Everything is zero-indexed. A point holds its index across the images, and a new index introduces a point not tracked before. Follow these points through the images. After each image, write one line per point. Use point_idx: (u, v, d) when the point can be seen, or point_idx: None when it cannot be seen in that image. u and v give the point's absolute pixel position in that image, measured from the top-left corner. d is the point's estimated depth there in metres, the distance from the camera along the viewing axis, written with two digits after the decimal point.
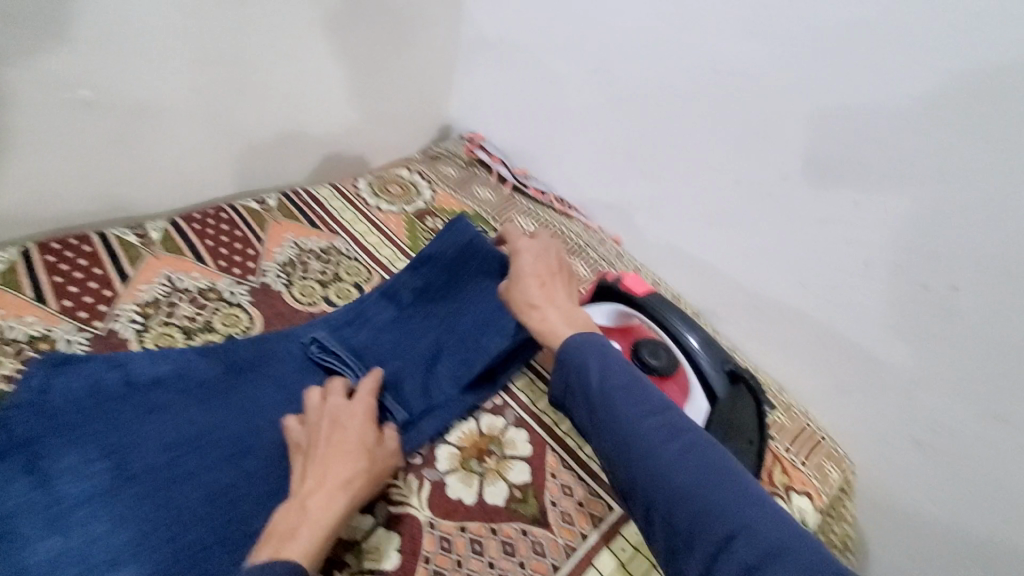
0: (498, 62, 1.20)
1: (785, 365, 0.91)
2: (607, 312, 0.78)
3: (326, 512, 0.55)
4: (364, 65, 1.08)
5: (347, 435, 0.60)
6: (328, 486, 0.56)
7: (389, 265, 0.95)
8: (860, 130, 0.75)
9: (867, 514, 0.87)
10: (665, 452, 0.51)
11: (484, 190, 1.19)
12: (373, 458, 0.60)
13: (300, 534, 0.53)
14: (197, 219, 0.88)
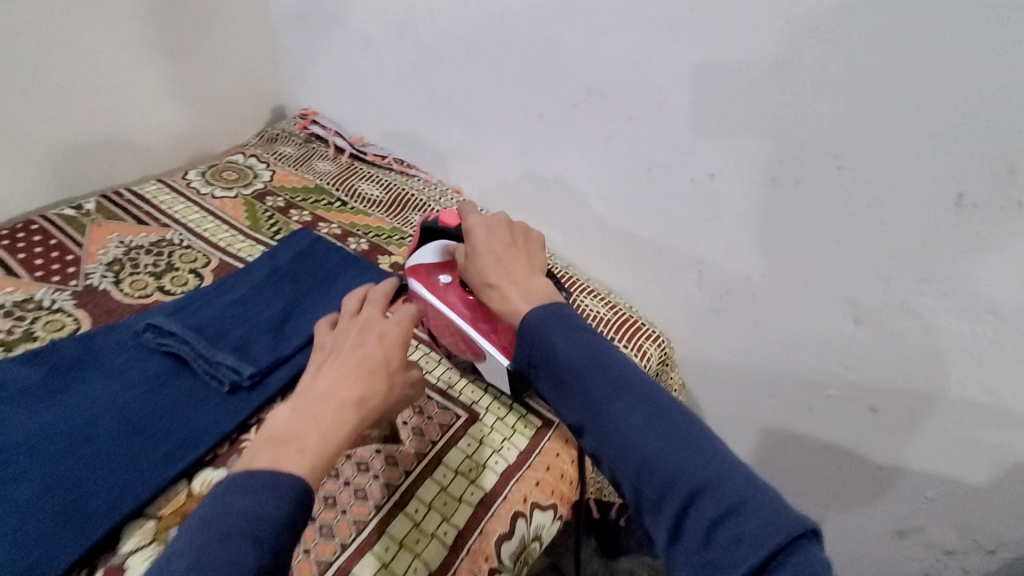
0: (305, 33, 1.23)
1: (611, 272, 1.05)
2: (433, 250, 0.79)
3: (333, 424, 0.52)
4: (155, 52, 1.09)
5: (381, 352, 0.58)
6: (340, 406, 0.53)
7: (227, 248, 0.97)
8: (599, 48, 0.87)
9: (693, 378, 1.05)
10: (641, 417, 0.51)
11: (324, 163, 1.23)
12: (396, 384, 0.58)
13: (303, 445, 0.50)
14: (3, 237, 0.91)
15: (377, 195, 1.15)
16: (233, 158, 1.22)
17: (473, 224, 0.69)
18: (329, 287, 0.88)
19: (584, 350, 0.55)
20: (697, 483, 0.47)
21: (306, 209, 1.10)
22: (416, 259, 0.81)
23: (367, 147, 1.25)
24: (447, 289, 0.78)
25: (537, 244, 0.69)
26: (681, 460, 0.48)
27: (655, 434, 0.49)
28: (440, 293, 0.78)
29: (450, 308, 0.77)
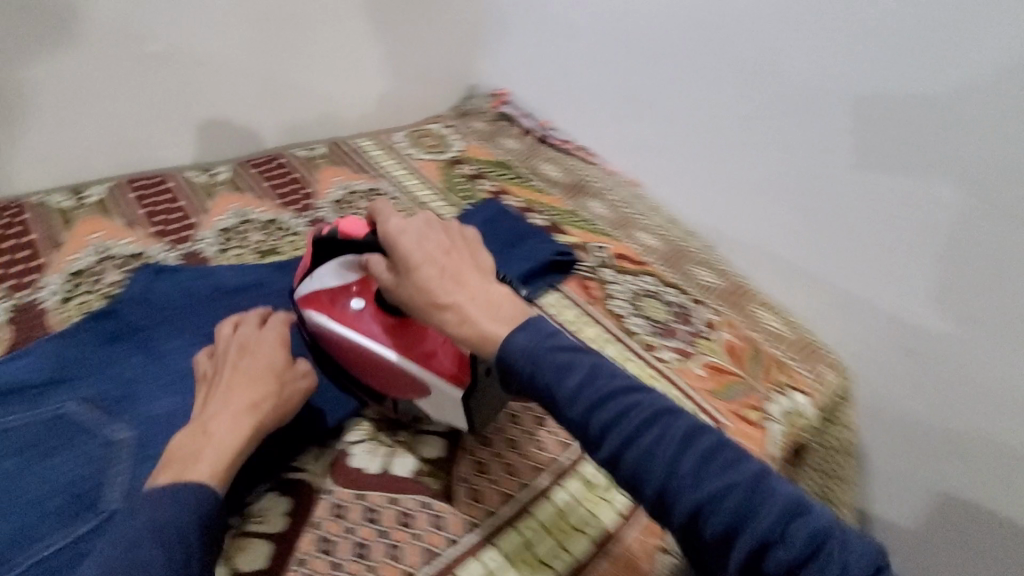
0: (517, 20, 1.32)
1: (791, 293, 0.99)
2: (334, 270, 0.72)
3: (224, 430, 0.58)
4: (390, 23, 1.25)
5: (259, 363, 0.63)
6: (233, 411, 0.59)
7: (426, 204, 1.08)
8: (835, 54, 0.85)
9: (873, 429, 0.94)
10: (653, 444, 0.48)
11: (510, 140, 1.29)
12: (281, 381, 0.63)
13: (198, 459, 0.56)
14: (256, 164, 1.09)
15: (557, 177, 1.18)
16: (431, 126, 1.33)
17: (401, 226, 0.60)
18: (513, 253, 0.94)
19: (586, 376, 0.51)
20: (789, 521, 0.45)
21: (491, 180, 1.16)
22: (313, 285, 0.72)
23: (552, 131, 1.29)
24: (359, 317, 0.69)
25: (478, 241, 0.63)
26: (744, 493, 0.46)
27: (689, 467, 0.47)
28: (347, 317, 0.70)
29: (353, 335, 0.69)
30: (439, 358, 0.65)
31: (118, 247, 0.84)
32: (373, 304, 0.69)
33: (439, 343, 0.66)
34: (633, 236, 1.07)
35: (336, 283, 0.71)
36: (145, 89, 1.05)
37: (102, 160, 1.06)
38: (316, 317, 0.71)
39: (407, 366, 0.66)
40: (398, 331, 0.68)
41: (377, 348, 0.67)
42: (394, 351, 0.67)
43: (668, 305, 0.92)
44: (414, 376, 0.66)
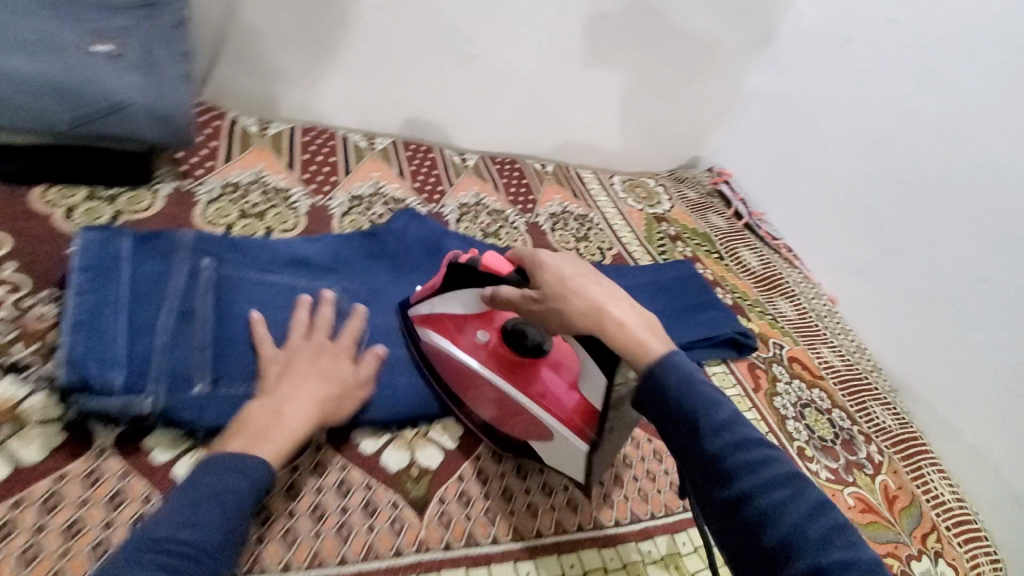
0: (771, 115, 1.38)
1: (964, 459, 1.02)
2: (465, 301, 0.73)
3: (294, 417, 0.58)
4: (659, 85, 1.35)
5: (325, 365, 0.64)
6: (302, 399, 0.59)
7: (626, 244, 1.16)
8: None
9: None
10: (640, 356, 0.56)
11: (719, 218, 1.34)
12: (345, 390, 0.64)
13: (268, 436, 0.56)
14: (496, 162, 1.24)
15: (753, 266, 1.21)
16: (646, 179, 1.40)
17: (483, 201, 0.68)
18: (696, 316, 0.98)
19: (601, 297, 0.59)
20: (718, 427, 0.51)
21: (690, 245, 1.21)
22: (439, 303, 0.73)
23: (762, 223, 1.35)
24: (477, 347, 0.72)
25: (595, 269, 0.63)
26: (714, 416, 0.51)
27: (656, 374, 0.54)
28: (474, 351, 0.71)
29: (478, 366, 0.70)
30: (558, 400, 0.68)
31: (389, 189, 1.05)
32: (499, 344, 0.71)
33: (561, 391, 0.68)
34: (814, 347, 1.06)
35: (456, 308, 0.73)
36: (442, 75, 1.17)
37: (391, 118, 1.20)
38: (435, 340, 0.72)
39: (535, 407, 0.67)
40: (514, 370, 0.70)
41: (500, 385, 0.69)
42: (513, 387, 0.69)
43: (833, 424, 0.92)
44: (543, 421, 0.67)
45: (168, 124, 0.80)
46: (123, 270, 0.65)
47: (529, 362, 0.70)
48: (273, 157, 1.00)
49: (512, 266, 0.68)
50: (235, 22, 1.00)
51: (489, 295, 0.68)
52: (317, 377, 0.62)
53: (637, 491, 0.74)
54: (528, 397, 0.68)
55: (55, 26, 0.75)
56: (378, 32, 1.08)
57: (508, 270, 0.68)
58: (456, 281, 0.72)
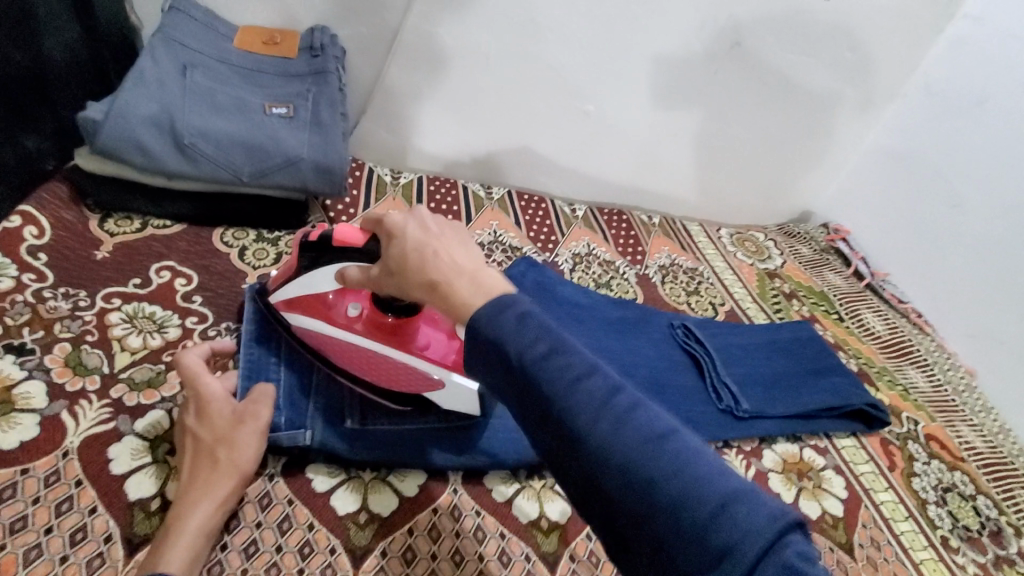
0: (895, 171, 1.31)
1: None
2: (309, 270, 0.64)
3: (178, 517, 0.51)
4: (771, 140, 1.33)
5: (200, 441, 0.56)
6: (185, 488, 0.53)
7: (738, 300, 1.14)
8: None
9: None
10: (591, 412, 0.39)
11: (837, 277, 1.28)
12: (218, 448, 0.55)
13: (156, 549, 0.49)
14: (605, 213, 1.27)
15: (878, 330, 1.14)
16: (755, 233, 1.37)
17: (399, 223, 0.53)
18: (819, 383, 0.93)
19: (528, 322, 0.43)
20: (721, 511, 0.36)
21: (806, 304, 1.17)
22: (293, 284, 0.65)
23: (886, 283, 1.29)
24: (354, 321, 0.65)
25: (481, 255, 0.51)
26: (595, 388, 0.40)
27: (629, 441, 0.38)
28: (346, 324, 0.64)
29: (340, 330, 0.64)
30: (437, 348, 0.63)
31: (506, 237, 1.10)
32: (373, 311, 0.64)
33: (446, 343, 0.65)
34: (951, 424, 0.97)
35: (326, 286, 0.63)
36: (558, 129, 1.23)
37: (507, 170, 1.27)
38: (304, 323, 0.66)
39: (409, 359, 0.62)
40: (391, 333, 0.64)
41: (377, 351, 0.63)
42: (385, 348, 0.63)
43: (980, 514, 0.84)
44: (423, 374, 0.62)
45: (329, 177, 0.89)
46: None
47: (403, 322, 0.64)
48: (404, 204, 1.08)
49: (364, 235, 0.58)
50: (379, 85, 1.10)
51: (350, 271, 0.59)
52: (205, 463, 0.54)
53: None
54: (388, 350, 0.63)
55: (250, 96, 0.89)
56: (501, 90, 1.16)
57: (361, 239, 0.58)
58: (312, 266, 0.63)
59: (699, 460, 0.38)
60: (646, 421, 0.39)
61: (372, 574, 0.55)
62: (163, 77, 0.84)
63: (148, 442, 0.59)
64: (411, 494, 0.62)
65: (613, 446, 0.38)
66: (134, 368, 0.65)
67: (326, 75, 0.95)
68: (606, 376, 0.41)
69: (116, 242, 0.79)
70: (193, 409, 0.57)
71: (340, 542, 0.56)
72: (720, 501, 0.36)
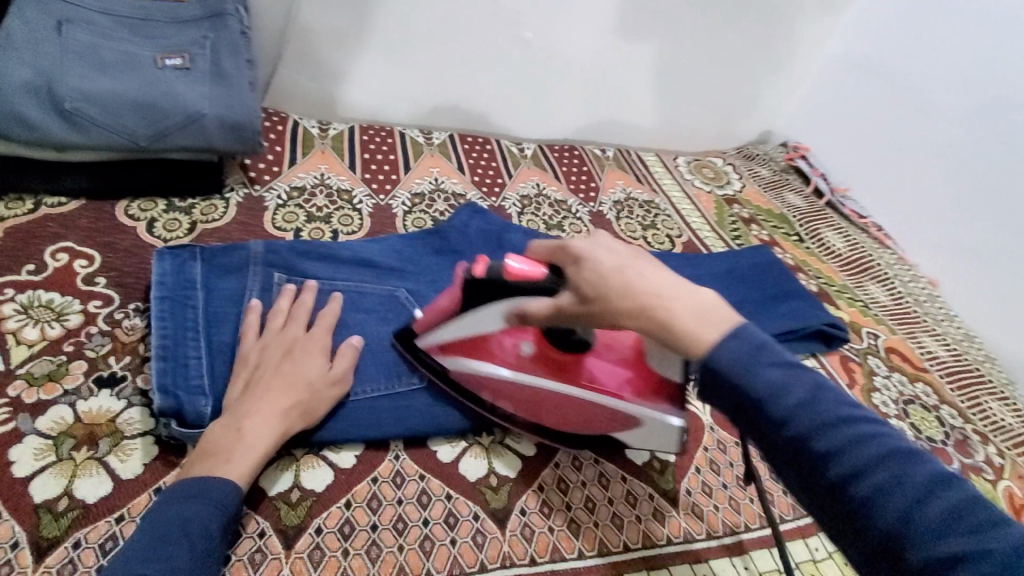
0: (852, 79, 1.25)
1: None
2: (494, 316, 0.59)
3: (258, 435, 0.53)
4: (725, 57, 1.26)
5: (294, 373, 0.57)
6: (264, 410, 0.54)
7: (696, 231, 1.10)
8: None
9: None
10: (870, 465, 0.38)
11: (797, 197, 1.24)
12: (314, 392, 0.57)
13: (224, 459, 0.51)
14: (556, 150, 1.20)
15: (839, 248, 1.11)
16: (713, 159, 1.32)
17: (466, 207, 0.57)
18: (778, 307, 0.91)
19: (753, 356, 0.42)
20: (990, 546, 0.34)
21: (765, 228, 1.13)
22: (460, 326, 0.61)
23: (846, 199, 1.23)
24: (511, 353, 0.61)
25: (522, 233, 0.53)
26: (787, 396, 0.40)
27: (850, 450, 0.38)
28: (519, 364, 0.61)
29: (514, 373, 0.60)
30: (604, 378, 0.60)
31: (449, 184, 1.03)
32: (544, 348, 0.61)
33: (619, 372, 0.61)
34: (914, 336, 0.95)
35: (488, 325, 0.59)
36: (496, 62, 1.14)
37: (446, 113, 1.18)
38: (464, 364, 0.62)
39: (629, 408, 0.58)
40: (561, 369, 0.60)
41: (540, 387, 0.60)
42: (560, 387, 0.59)
43: (944, 424, 0.82)
44: (615, 414, 0.59)
45: (240, 133, 0.81)
46: (198, 293, 0.65)
47: (573, 354, 0.61)
48: (335, 158, 1.00)
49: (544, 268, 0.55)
50: (293, 26, 1.01)
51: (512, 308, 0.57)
52: (297, 395, 0.56)
53: (730, 498, 0.65)
54: (632, 406, 0.58)
55: (140, 47, 0.79)
56: (428, 22, 1.05)
57: (544, 272, 0.54)
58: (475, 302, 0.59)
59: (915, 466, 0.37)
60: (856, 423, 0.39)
61: (307, 553, 0.52)
62: (33, 33, 0.73)
63: (52, 440, 0.54)
64: (348, 466, 0.58)
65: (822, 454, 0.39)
66: (31, 362, 0.59)
67: (225, 17, 0.84)
68: (863, 412, 0.40)
69: (5, 226, 0.72)
70: (304, 347, 0.60)
71: (270, 524, 0.53)
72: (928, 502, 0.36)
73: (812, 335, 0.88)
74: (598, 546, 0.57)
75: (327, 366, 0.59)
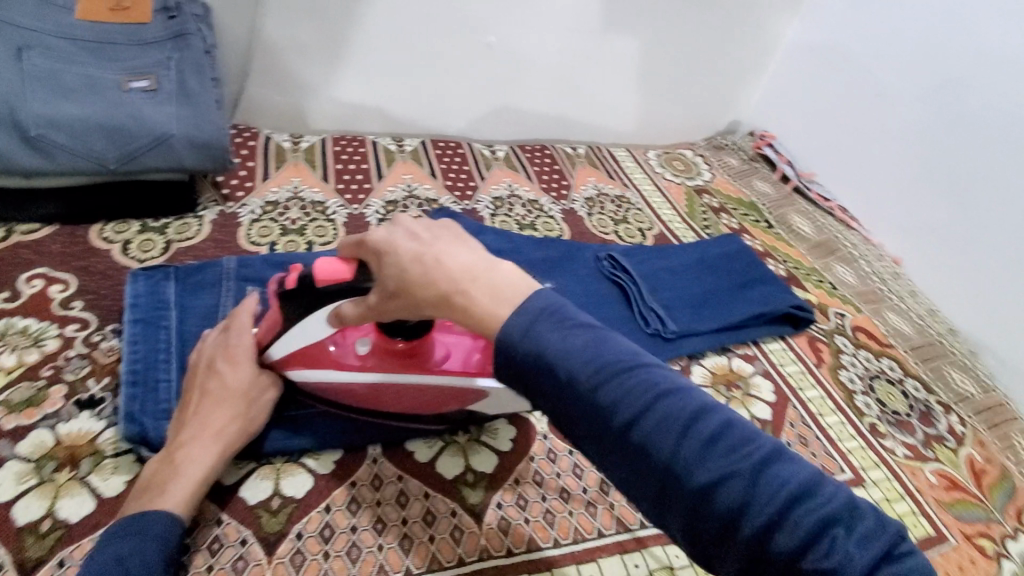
0: (812, 67, 1.28)
1: None
2: (321, 321, 0.57)
3: (196, 459, 0.53)
4: (688, 52, 1.28)
5: (218, 387, 0.57)
6: (198, 435, 0.54)
7: (667, 222, 1.12)
8: None
9: None
10: (718, 470, 0.38)
11: (765, 184, 1.26)
12: (247, 404, 0.57)
13: (161, 492, 0.51)
14: (527, 150, 1.22)
15: (806, 232, 1.14)
16: (683, 151, 1.34)
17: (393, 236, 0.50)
18: (746, 293, 0.93)
19: (592, 359, 0.42)
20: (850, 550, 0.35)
21: (735, 217, 1.16)
22: (290, 337, 0.58)
23: (812, 184, 1.26)
24: (360, 357, 0.60)
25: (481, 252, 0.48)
26: (629, 403, 0.40)
27: (701, 456, 0.38)
28: (364, 364, 0.60)
29: (354, 374, 0.60)
30: (449, 358, 0.61)
31: (422, 190, 1.05)
32: (381, 342, 0.60)
33: (461, 345, 0.62)
34: (880, 314, 0.98)
35: (318, 334, 0.58)
36: (465, 67, 1.15)
37: (418, 121, 1.20)
38: (314, 377, 0.60)
39: (468, 381, 0.60)
40: (405, 360, 0.60)
41: (391, 381, 0.60)
42: (402, 377, 0.60)
43: (908, 397, 0.85)
44: (463, 390, 0.61)
45: (208, 152, 0.82)
46: (172, 313, 0.67)
47: (417, 341, 0.60)
48: (308, 170, 1.02)
49: (348, 265, 0.53)
50: (257, 41, 1.02)
51: (342, 310, 0.55)
52: (226, 411, 0.56)
53: None
54: (462, 376, 0.60)
55: (102, 70, 0.79)
56: (393, 32, 1.07)
57: (354, 269, 0.53)
58: (305, 313, 0.56)
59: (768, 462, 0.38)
60: (707, 428, 0.39)
61: (288, 558, 0.53)
62: None
63: (33, 463, 0.56)
64: (327, 471, 0.60)
65: (670, 461, 0.39)
66: (10, 389, 0.60)
67: (189, 38, 0.85)
68: (697, 401, 0.40)
69: None
70: (227, 354, 0.59)
71: (251, 532, 0.54)
72: (776, 502, 0.36)
73: (780, 318, 0.91)
74: (573, 534, 0.60)
75: (256, 372, 0.59)
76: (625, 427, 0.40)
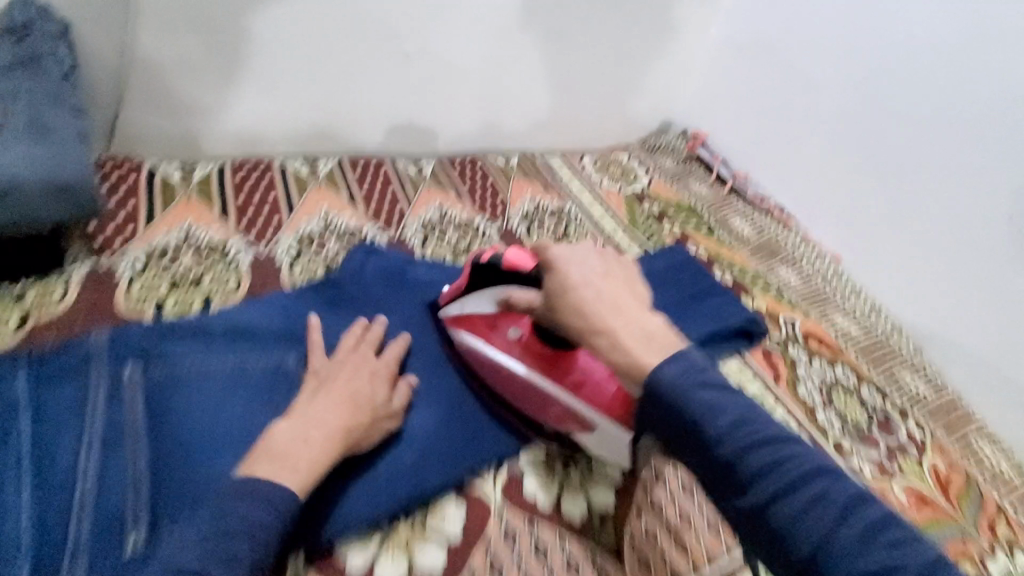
0: (738, 64, 1.26)
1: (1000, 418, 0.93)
2: (492, 302, 0.71)
3: (308, 461, 0.55)
4: (616, 52, 1.23)
5: (361, 395, 0.63)
6: (329, 431, 0.58)
7: (610, 235, 1.07)
8: None
9: None
10: (817, 514, 0.40)
11: (702, 186, 1.24)
12: (375, 415, 0.63)
13: (293, 467, 0.54)
14: (456, 164, 1.13)
15: (747, 234, 1.12)
16: (619, 155, 1.30)
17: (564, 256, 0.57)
18: (698, 309, 0.90)
19: (736, 406, 0.45)
20: None
21: (677, 223, 1.12)
22: (470, 304, 0.73)
23: (749, 184, 1.24)
24: (511, 344, 0.71)
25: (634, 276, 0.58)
26: (723, 422, 0.44)
27: (799, 496, 0.41)
28: (508, 347, 0.71)
29: (502, 356, 0.71)
30: (592, 386, 0.67)
31: (339, 220, 0.93)
32: (530, 338, 0.69)
33: (601, 375, 0.67)
34: (828, 316, 0.98)
35: (486, 308, 0.72)
36: (379, 77, 1.05)
37: (333, 139, 1.08)
38: (472, 342, 0.73)
39: (583, 408, 0.67)
40: (548, 362, 0.69)
41: (533, 376, 0.70)
42: (547, 380, 0.69)
43: (866, 406, 0.84)
44: (578, 413, 0.67)
45: (66, 197, 0.68)
46: (23, 414, 0.57)
47: (564, 353, 0.68)
48: (202, 207, 0.88)
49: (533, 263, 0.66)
50: (134, 61, 0.89)
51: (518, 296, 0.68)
52: (364, 418, 0.61)
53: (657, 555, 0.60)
54: (581, 402, 0.67)
55: None
56: (293, 42, 0.95)
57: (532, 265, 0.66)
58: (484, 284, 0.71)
59: (861, 512, 0.40)
60: (812, 471, 0.42)
61: None
62: None
63: None
64: None
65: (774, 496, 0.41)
66: None
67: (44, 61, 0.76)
68: (819, 464, 0.42)
69: None
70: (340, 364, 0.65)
71: None
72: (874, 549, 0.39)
73: (734, 334, 0.88)
74: None
75: (389, 394, 0.66)
76: (724, 452, 0.43)
